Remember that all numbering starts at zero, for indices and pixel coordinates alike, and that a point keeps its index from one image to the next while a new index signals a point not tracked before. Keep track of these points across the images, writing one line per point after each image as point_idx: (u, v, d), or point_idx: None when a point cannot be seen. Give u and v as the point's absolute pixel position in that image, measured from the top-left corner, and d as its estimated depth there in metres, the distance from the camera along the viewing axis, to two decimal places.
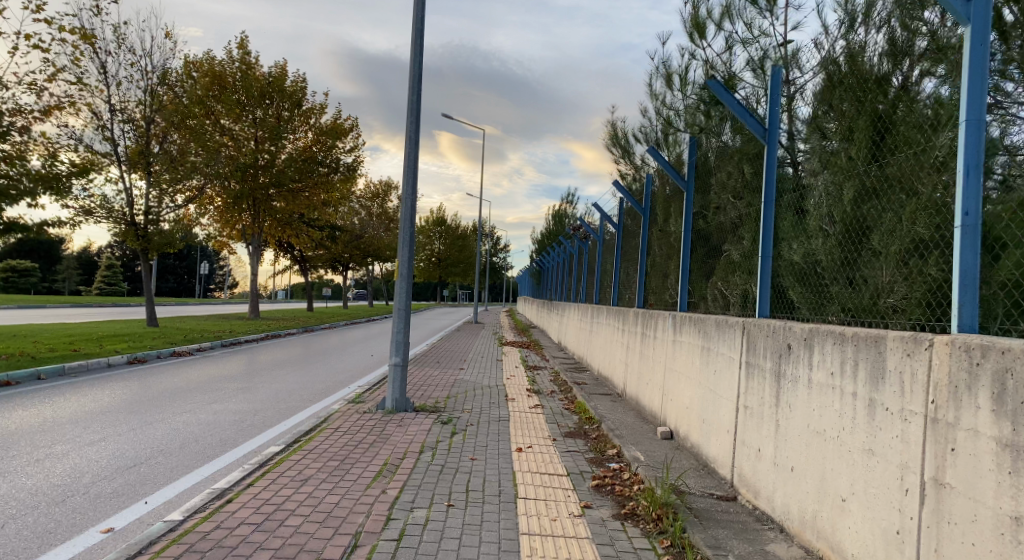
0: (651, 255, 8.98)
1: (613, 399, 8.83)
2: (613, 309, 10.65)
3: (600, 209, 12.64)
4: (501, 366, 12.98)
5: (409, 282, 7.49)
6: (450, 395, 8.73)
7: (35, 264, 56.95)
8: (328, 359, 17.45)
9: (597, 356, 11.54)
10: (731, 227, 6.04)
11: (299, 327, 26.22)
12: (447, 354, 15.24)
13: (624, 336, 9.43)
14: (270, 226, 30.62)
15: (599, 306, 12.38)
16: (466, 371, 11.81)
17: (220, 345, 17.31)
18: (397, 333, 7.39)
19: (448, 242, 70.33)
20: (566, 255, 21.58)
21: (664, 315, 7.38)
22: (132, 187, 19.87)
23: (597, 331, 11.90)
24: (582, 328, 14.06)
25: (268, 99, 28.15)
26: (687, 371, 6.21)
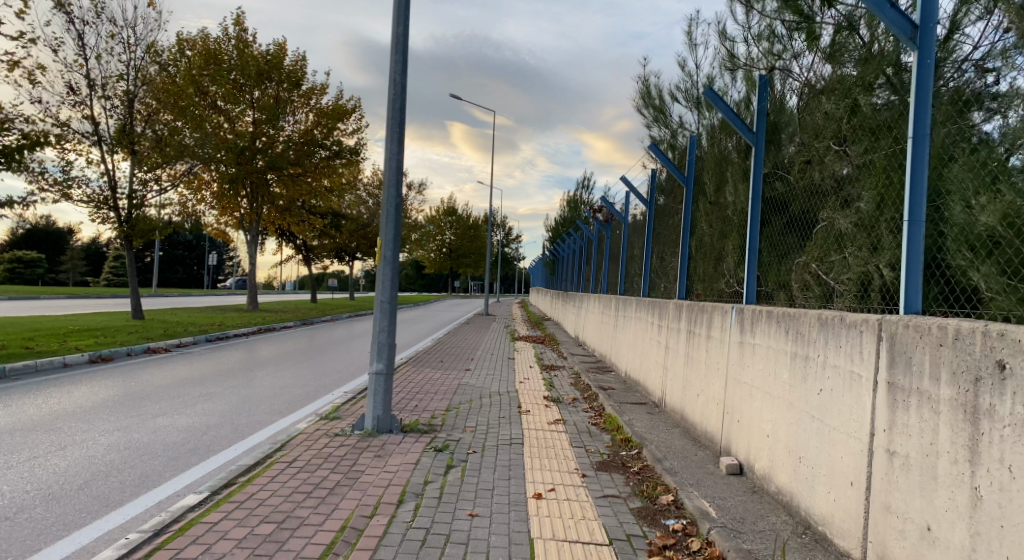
0: (696, 235, 7.32)
1: (649, 412, 7.18)
2: (645, 302, 8.98)
3: (627, 185, 10.97)
4: (513, 366, 11.37)
5: (393, 268, 5.85)
6: (449, 407, 7.10)
7: (40, 255, 56.31)
8: (322, 354, 15.90)
9: (625, 355, 9.89)
10: (829, 189, 4.37)
11: (298, 319, 24.72)
12: (451, 351, 13.57)
13: (662, 334, 7.77)
14: (269, 213, 29.18)
15: (626, 298, 10.72)
16: (471, 372, 10.17)
17: (204, 339, 15.79)
18: (380, 332, 5.80)
19: (459, 232, 68.80)
20: (583, 242, 19.97)
21: (721, 309, 5.71)
22: (114, 169, 18.39)
23: (624, 327, 10.27)
24: (605, 323, 12.39)
25: (266, 79, 26.66)
26: (765, 386, 4.56)
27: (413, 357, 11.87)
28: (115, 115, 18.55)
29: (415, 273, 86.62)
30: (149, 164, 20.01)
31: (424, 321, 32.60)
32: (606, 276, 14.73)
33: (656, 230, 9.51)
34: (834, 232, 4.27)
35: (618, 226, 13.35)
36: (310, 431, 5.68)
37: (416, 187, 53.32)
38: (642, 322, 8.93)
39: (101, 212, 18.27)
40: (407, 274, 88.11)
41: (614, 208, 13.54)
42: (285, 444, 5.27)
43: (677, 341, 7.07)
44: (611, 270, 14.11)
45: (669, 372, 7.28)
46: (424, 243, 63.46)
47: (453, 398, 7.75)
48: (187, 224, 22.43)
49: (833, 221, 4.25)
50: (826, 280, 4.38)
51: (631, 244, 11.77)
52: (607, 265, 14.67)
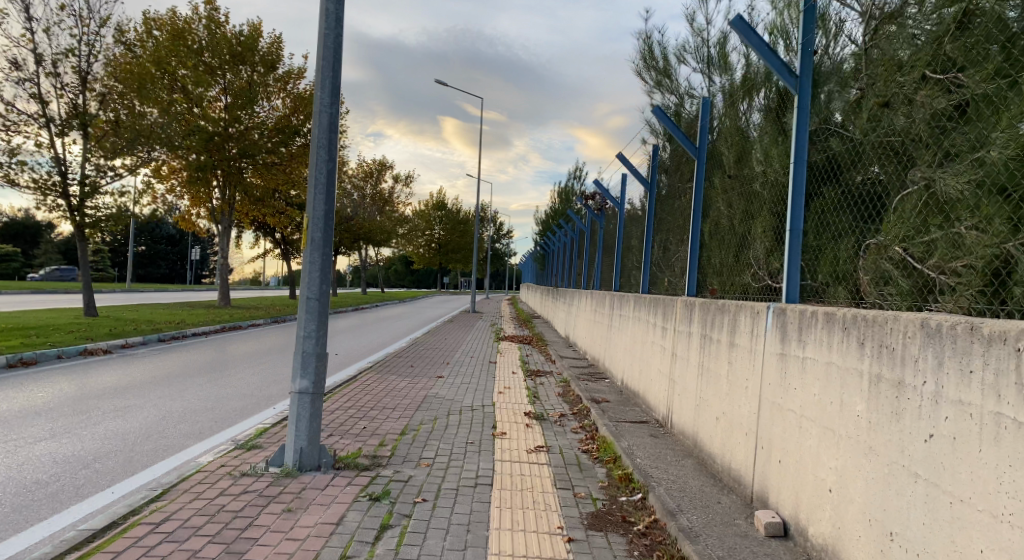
0: (709, 218, 6.01)
1: (652, 434, 5.89)
2: (645, 299, 7.71)
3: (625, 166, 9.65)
4: (492, 371, 10.05)
5: (323, 254, 4.49)
6: (406, 430, 5.76)
7: (16, 249, 55.05)
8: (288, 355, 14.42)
9: (620, 361, 8.61)
10: (925, 138, 3.23)
11: (270, 316, 23.32)
12: (426, 353, 12.23)
13: (668, 338, 6.47)
14: (243, 203, 27.72)
15: (621, 295, 9.44)
16: (443, 380, 8.83)
17: (157, 339, 14.30)
18: (306, 339, 4.48)
19: (448, 227, 67.32)
20: (574, 234, 18.65)
21: (749, 310, 4.41)
22: (63, 154, 16.79)
23: (620, 328, 8.99)
24: (598, 322, 11.12)
25: (240, 62, 25.16)
26: (821, 417, 3.29)
27: (382, 362, 10.52)
28: (66, 95, 16.61)
29: (403, 268, 85.14)
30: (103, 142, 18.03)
31: (407, 319, 31.28)
32: (599, 270, 13.43)
33: (657, 216, 8.20)
34: (936, 198, 3.14)
35: (613, 218, 12.06)
36: (210, 470, 4.34)
37: (403, 180, 51.87)
38: (642, 323, 7.65)
39: (47, 200, 16.71)
40: (396, 270, 86.88)
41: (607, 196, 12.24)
42: (167, 492, 3.94)
43: (686, 347, 5.80)
44: (604, 264, 12.79)
45: (675, 385, 6.01)
46: (412, 238, 62.04)
47: (414, 416, 6.41)
48: (150, 213, 20.91)
49: (931, 183, 3.14)
50: (920, 267, 3.23)
51: (628, 235, 10.47)
52: (600, 258, 13.39)
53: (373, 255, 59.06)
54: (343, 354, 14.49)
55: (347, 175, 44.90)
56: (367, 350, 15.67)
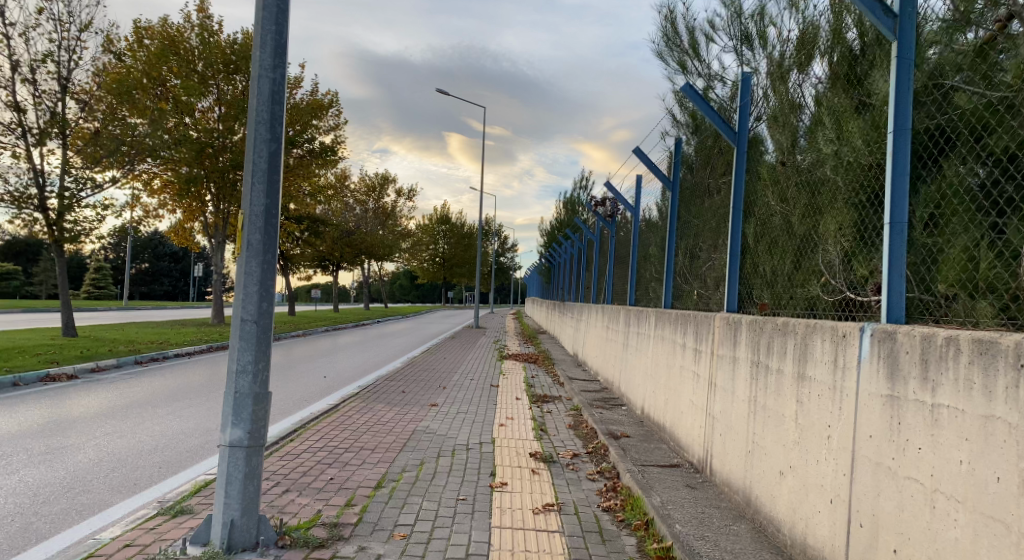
0: (755, 217, 4.92)
1: (688, 485, 4.76)
2: (670, 315, 6.63)
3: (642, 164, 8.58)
4: (494, 397, 8.94)
5: (264, 265, 3.43)
6: (382, 483, 4.66)
7: (16, 267, 54.21)
8: (274, 379, 13.28)
9: (640, 387, 7.51)
10: None
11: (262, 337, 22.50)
12: (423, 375, 11.13)
13: (703, 364, 5.35)
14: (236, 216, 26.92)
15: (640, 310, 8.35)
16: (437, 410, 7.72)
17: (132, 362, 13.01)
18: (241, 376, 3.39)
19: (452, 241, 66.47)
20: (581, 245, 17.59)
21: (828, 334, 3.31)
22: (41, 165, 15.85)
23: (639, 348, 7.90)
24: (612, 340, 10.02)
25: (234, 71, 24.49)
26: (975, 499, 2.19)
27: (372, 388, 9.39)
28: (44, 103, 15.67)
29: (408, 283, 84.28)
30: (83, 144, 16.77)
31: (409, 335, 30.23)
32: (610, 282, 12.34)
33: (680, 220, 7.14)
34: None
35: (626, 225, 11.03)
36: (108, 554, 3.23)
37: (405, 194, 51.12)
38: (667, 345, 6.54)
39: (23, 214, 15.77)
40: (401, 285, 86.07)
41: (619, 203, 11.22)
42: None
43: (730, 377, 4.69)
44: (617, 276, 11.71)
45: (715, 423, 4.90)
46: (416, 252, 61.20)
47: (397, 461, 5.31)
48: (137, 227, 19.99)
49: None
50: None
51: (645, 243, 9.40)
52: (611, 269, 12.35)
53: (376, 270, 58.20)
54: (334, 376, 13.42)
55: (349, 189, 44.18)
56: (361, 371, 14.55)
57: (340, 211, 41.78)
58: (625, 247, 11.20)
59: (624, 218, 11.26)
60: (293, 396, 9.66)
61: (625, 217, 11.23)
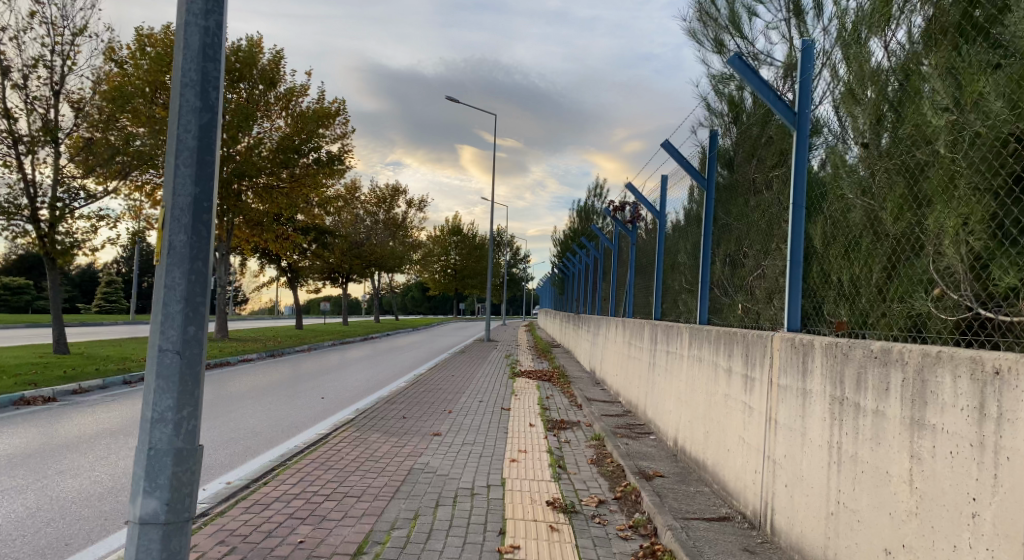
0: (822, 215, 4.04)
1: (746, 548, 3.82)
2: (709, 334, 5.72)
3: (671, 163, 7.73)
4: (505, 423, 8.04)
5: (191, 281, 2.56)
6: (363, 548, 3.79)
7: (28, 281, 54.00)
8: (271, 399, 12.44)
9: (673, 415, 6.58)
10: None
11: (265, 352, 21.84)
12: (428, 396, 10.23)
13: (758, 394, 4.44)
14: (240, 227, 26.51)
15: (670, 326, 7.41)
16: (440, 440, 6.84)
17: (120, 381, 12.20)
18: (161, 426, 2.50)
19: (463, 252, 65.83)
20: (597, 255, 16.73)
21: (962, 370, 2.38)
22: (32, 175, 15.23)
23: (670, 370, 6.96)
24: (636, 359, 9.08)
25: (238, 79, 24.15)
26: None
27: (370, 413, 8.50)
28: (36, 110, 15.10)
29: (420, 295, 84.00)
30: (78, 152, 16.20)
31: (419, 348, 29.45)
32: (630, 294, 11.45)
33: (717, 222, 6.25)
34: None
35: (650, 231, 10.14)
36: None
37: (416, 205, 50.61)
38: (707, 368, 5.62)
39: (13, 226, 15.13)
40: (414, 297, 85.58)
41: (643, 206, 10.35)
42: None
43: (798, 414, 3.75)
44: (639, 287, 10.82)
45: (777, 470, 3.96)
46: (427, 264, 60.65)
47: (387, 513, 4.46)
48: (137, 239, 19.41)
49: None
50: None
51: (673, 250, 8.49)
52: (632, 279, 11.45)
53: (386, 283, 57.66)
54: (335, 396, 12.58)
55: (359, 200, 43.76)
56: (364, 390, 13.68)
57: (350, 223, 41.29)
58: (648, 256, 10.30)
59: (647, 223, 10.37)
60: (285, 421, 8.79)
61: (648, 222, 10.35)
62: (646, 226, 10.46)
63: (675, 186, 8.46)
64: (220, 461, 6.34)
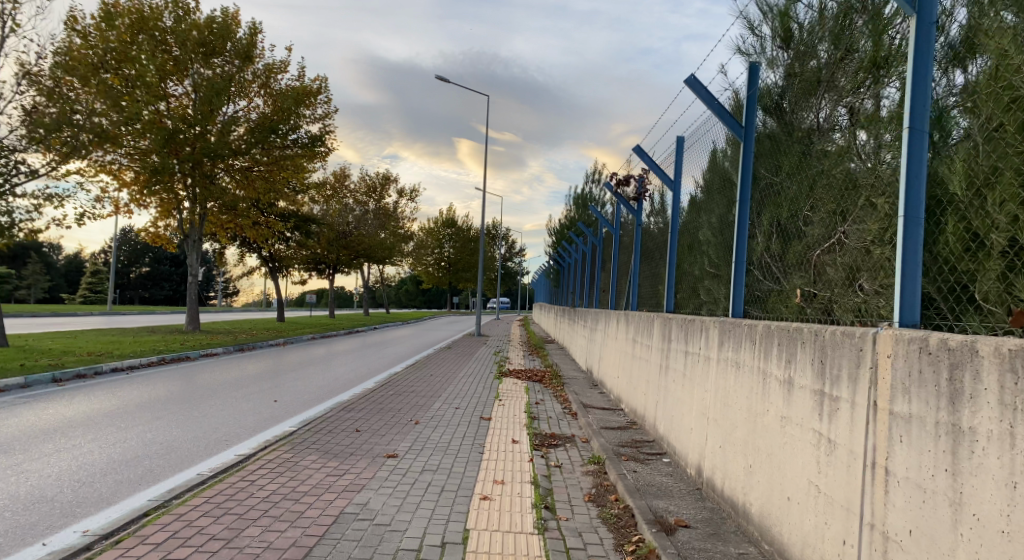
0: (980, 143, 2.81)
1: None
2: (752, 332, 4.23)
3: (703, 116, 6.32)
4: (482, 438, 6.52)
5: None
6: None
7: (11, 270, 52.35)
8: (223, 395, 10.88)
9: (697, 437, 5.11)
10: None
11: (236, 344, 20.26)
12: (395, 401, 8.67)
13: (844, 425, 2.95)
14: (215, 212, 24.96)
15: (688, 318, 5.93)
16: (395, 464, 5.32)
17: (47, 380, 10.53)
18: None
19: (458, 245, 64.28)
20: (596, 243, 15.21)
21: None
22: None
23: (691, 377, 5.49)
24: (644, 359, 7.59)
25: (213, 54, 22.61)
26: None
27: (316, 424, 6.91)
28: None
29: (414, 288, 82.70)
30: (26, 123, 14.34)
31: (406, 343, 27.96)
32: (635, 284, 9.93)
33: (758, 183, 4.85)
34: None
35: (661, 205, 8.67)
36: None
37: (407, 194, 49.04)
38: (752, 379, 4.13)
39: None
40: (407, 290, 84.18)
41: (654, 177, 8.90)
42: None
43: (941, 469, 2.26)
44: (646, 276, 9.32)
45: (893, 553, 2.48)
46: (419, 256, 59.12)
47: None
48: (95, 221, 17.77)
49: None
50: None
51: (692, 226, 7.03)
52: (636, 266, 9.94)
53: (377, 274, 56.05)
54: (296, 395, 11.03)
55: (348, 188, 42.15)
56: (331, 389, 12.08)
57: (337, 211, 39.69)
58: (658, 236, 8.83)
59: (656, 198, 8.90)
60: (215, 429, 7.20)
61: (657, 197, 8.87)
62: (655, 202, 8.97)
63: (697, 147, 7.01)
64: (94, 490, 4.76)
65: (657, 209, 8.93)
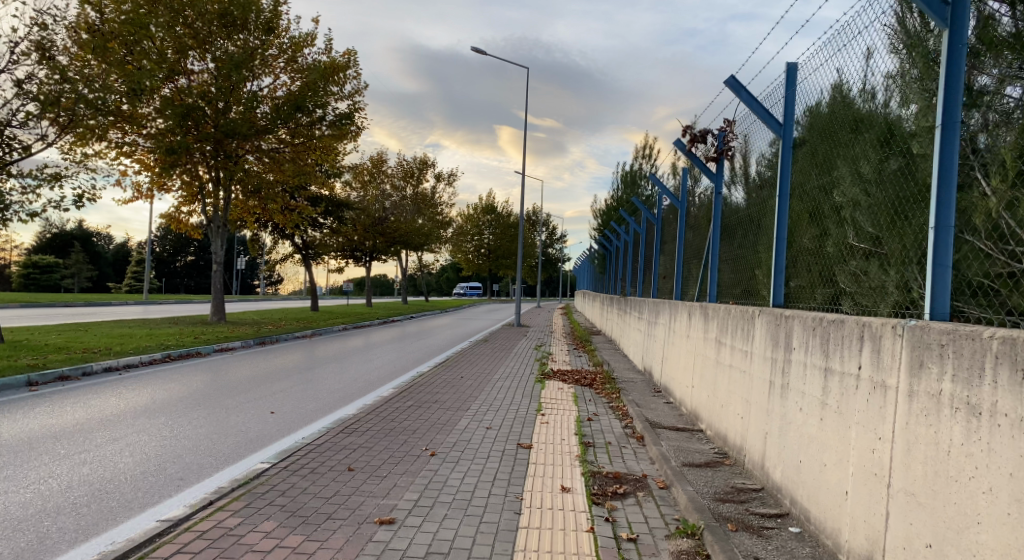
0: None
1: None
2: (1014, 352, 2.27)
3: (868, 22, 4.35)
4: (517, 485, 4.69)
5: None
6: None
7: (57, 259, 53.07)
8: (217, 398, 9.36)
9: (864, 515, 3.17)
10: None
11: (258, 335, 19.00)
12: (409, 417, 6.90)
13: None
14: (242, 196, 23.85)
15: (823, 318, 3.95)
16: (386, 543, 3.56)
17: (21, 383, 9.11)
18: None
19: (498, 231, 62.55)
20: (652, 223, 13.19)
21: None
22: None
23: (841, 410, 3.51)
24: (740, 370, 5.59)
25: (236, 27, 21.31)
26: None
27: (299, 459, 5.21)
28: None
29: (454, 275, 81.86)
30: (22, 96, 13.11)
31: (441, 333, 26.47)
32: (713, 267, 7.85)
33: None
34: None
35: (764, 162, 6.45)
36: None
37: (445, 179, 47.50)
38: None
39: None
40: (448, 278, 83.42)
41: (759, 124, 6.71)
42: None
43: None
44: (731, 258, 7.31)
45: None
46: (459, 242, 57.79)
47: None
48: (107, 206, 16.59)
49: None
50: None
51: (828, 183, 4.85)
52: (714, 244, 7.86)
53: (415, 261, 54.83)
54: (302, 397, 9.44)
55: (385, 173, 40.78)
56: (347, 391, 10.46)
57: (373, 197, 38.39)
58: (758, 202, 6.64)
59: (756, 152, 6.71)
60: (175, 461, 5.61)
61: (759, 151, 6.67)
62: (753, 157, 6.79)
63: (836, 66, 4.85)
64: None
65: (754, 167, 6.74)
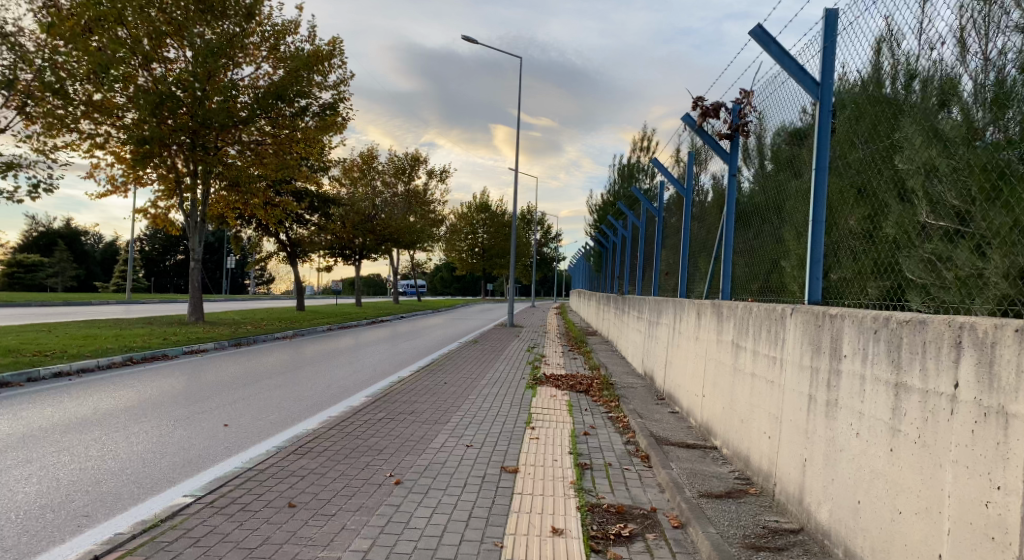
0: None
1: None
2: None
3: None
4: (497, 527, 3.77)
5: None
6: None
7: (42, 257, 52.02)
8: (171, 405, 8.43)
9: None
10: None
11: (235, 335, 18.07)
12: (378, 433, 5.96)
13: None
14: (222, 190, 22.92)
15: (888, 318, 3.04)
16: None
17: None
18: None
19: (492, 230, 61.60)
20: (654, 217, 12.31)
21: None
22: None
23: (924, 442, 2.60)
24: (766, 381, 4.69)
25: (213, 13, 20.32)
26: None
27: (233, 493, 4.28)
28: None
29: (448, 274, 81.05)
30: None
31: (431, 332, 25.56)
32: (727, 260, 6.87)
33: None
34: None
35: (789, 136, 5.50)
36: None
37: (437, 176, 46.57)
38: None
39: None
40: (442, 278, 82.49)
41: (783, 94, 5.77)
42: None
43: None
44: (750, 249, 6.40)
45: None
46: (451, 241, 56.92)
47: None
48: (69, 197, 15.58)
49: None
50: None
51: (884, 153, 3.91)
52: (728, 234, 6.88)
53: (407, 260, 53.88)
54: (266, 405, 8.51)
55: (376, 170, 39.77)
56: (319, 397, 9.55)
57: (362, 194, 37.45)
58: (782, 184, 5.70)
59: (779, 126, 5.78)
60: (90, 490, 4.69)
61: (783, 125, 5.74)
62: (776, 132, 5.85)
63: (888, 10, 3.99)
64: None
65: (777, 143, 5.81)
